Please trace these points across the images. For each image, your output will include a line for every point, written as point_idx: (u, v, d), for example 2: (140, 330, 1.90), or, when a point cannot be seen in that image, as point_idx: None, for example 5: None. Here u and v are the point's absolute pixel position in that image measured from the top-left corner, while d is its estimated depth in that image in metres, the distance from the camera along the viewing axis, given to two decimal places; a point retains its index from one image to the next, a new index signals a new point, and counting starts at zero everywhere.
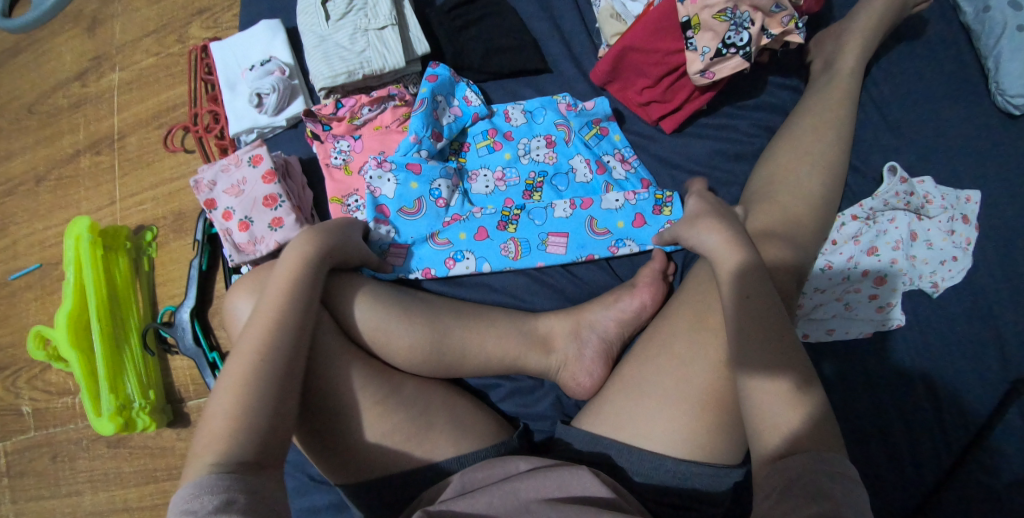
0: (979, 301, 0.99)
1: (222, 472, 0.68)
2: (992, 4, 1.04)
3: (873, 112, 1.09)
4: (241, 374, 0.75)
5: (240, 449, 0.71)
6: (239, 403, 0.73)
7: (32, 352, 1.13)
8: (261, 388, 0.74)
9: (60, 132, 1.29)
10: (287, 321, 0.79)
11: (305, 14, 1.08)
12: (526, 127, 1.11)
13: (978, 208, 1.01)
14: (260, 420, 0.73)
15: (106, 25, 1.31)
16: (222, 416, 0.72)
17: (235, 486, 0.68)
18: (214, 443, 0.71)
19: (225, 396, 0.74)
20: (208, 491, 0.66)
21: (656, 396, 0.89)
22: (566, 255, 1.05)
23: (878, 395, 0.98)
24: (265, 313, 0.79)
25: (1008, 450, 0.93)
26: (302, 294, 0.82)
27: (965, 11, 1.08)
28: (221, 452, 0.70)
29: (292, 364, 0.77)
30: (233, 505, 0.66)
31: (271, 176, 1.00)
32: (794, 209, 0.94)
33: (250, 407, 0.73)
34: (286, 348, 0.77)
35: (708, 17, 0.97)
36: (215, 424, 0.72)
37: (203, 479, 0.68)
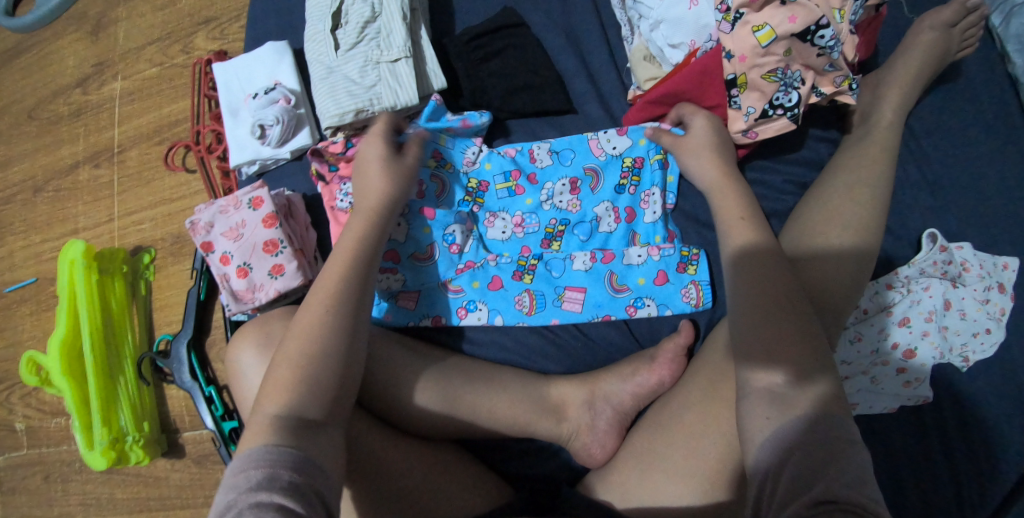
0: (1015, 383, 0.92)
1: (273, 449, 0.67)
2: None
3: (914, 170, 0.99)
4: (313, 324, 0.76)
5: (303, 404, 0.72)
6: (305, 352, 0.74)
7: (24, 377, 1.09)
8: (323, 354, 0.75)
9: (59, 141, 1.23)
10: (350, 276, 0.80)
11: (313, 41, 1.00)
12: (547, 174, 1.02)
13: (1015, 277, 0.94)
14: (322, 376, 0.74)
15: (110, 30, 1.24)
16: (286, 368, 0.74)
17: (281, 462, 0.66)
18: (277, 396, 0.72)
19: (292, 346, 0.75)
20: (252, 469, 0.65)
21: (667, 477, 0.84)
22: (582, 312, 0.99)
23: (904, 484, 0.91)
24: (331, 273, 0.80)
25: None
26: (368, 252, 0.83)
27: (1014, 61, 1.00)
28: (284, 405, 0.71)
29: (357, 325, 0.78)
30: (278, 480, 0.64)
31: (271, 221, 0.94)
32: (827, 284, 0.82)
33: (315, 360, 0.74)
34: (351, 312, 0.78)
35: (757, 76, 0.87)
36: (277, 375, 0.74)
37: (252, 453, 0.66)
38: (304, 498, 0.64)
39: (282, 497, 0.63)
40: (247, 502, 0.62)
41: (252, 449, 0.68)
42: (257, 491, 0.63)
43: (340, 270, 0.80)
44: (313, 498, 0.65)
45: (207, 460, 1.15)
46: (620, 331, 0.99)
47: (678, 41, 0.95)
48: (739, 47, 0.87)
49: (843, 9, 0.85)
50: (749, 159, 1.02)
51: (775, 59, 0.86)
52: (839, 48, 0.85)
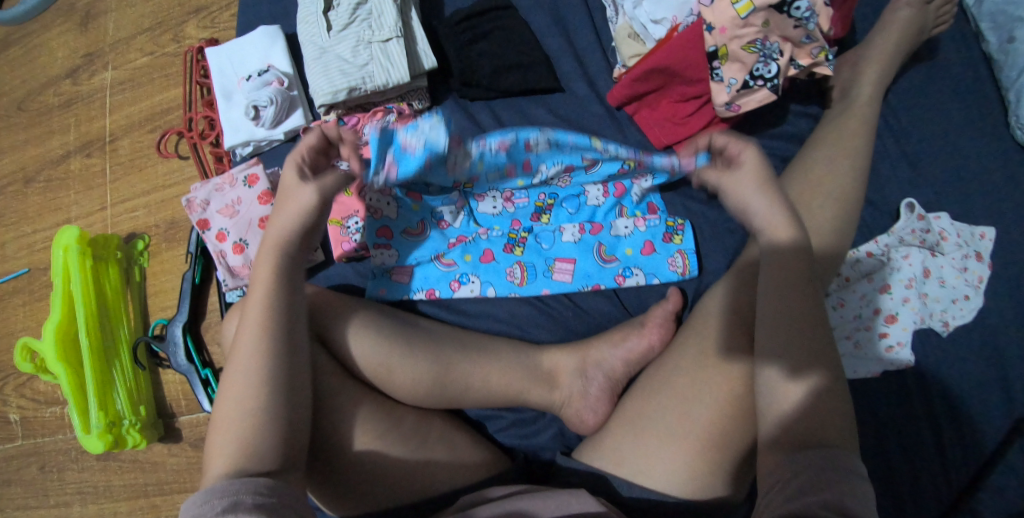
0: (993, 347, 0.93)
1: (234, 478, 0.69)
2: (1016, 35, 0.97)
3: (890, 142, 1.02)
4: (243, 379, 0.75)
5: (253, 457, 0.72)
6: (244, 408, 0.74)
7: (19, 364, 1.09)
8: (260, 415, 0.74)
9: (50, 132, 1.24)
10: (269, 333, 0.77)
11: (306, 23, 1.02)
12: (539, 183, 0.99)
13: (992, 246, 0.96)
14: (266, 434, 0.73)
15: (100, 21, 1.25)
16: (226, 430, 0.73)
17: (244, 489, 0.68)
18: (225, 452, 0.72)
19: (226, 406, 0.75)
20: (215, 499, 0.67)
21: (658, 437, 0.86)
22: (572, 283, 1.01)
23: (887, 439, 0.94)
24: (249, 325, 0.78)
25: (1008, 493, 0.90)
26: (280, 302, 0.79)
27: (988, 40, 1.00)
28: (235, 462, 0.72)
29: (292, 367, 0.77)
30: (241, 507, 0.67)
31: (267, 197, 0.96)
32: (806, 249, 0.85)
33: (254, 414, 0.74)
34: (282, 357, 0.76)
35: (737, 47, 0.88)
36: (218, 439, 0.74)
37: (213, 486, 0.68)
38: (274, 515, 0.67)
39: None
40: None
41: (214, 481, 0.70)
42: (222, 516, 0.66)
43: (258, 320, 0.77)
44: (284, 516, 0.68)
45: (203, 444, 1.15)
46: (613, 301, 1.01)
47: (660, 17, 0.97)
48: (718, 19, 0.88)
49: None
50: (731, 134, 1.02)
51: (753, 30, 0.87)
52: (815, 18, 0.86)
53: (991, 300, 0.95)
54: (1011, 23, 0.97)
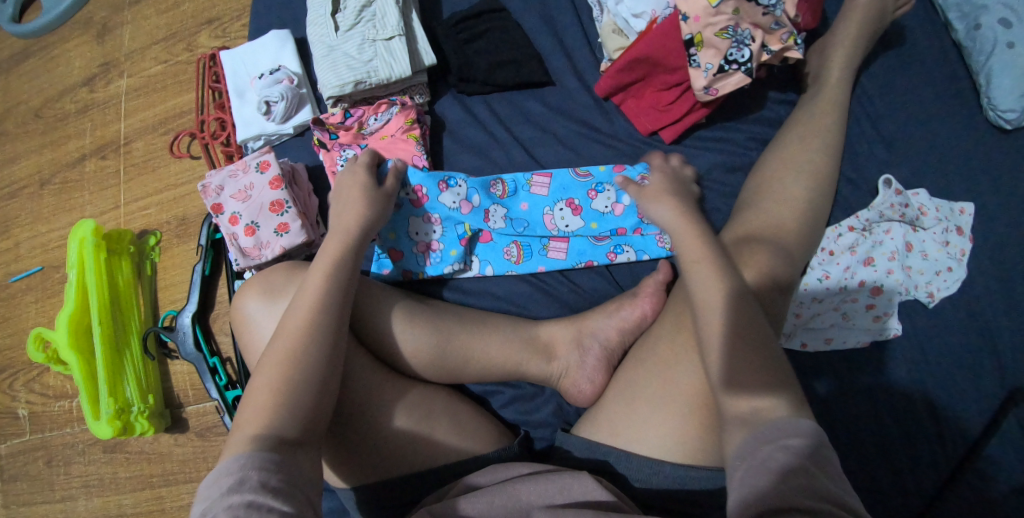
0: (974, 314, 0.99)
1: (241, 456, 0.70)
2: (982, 22, 1.04)
3: (866, 124, 1.08)
4: (281, 362, 0.78)
5: (283, 425, 0.74)
6: (279, 384, 0.76)
7: (31, 353, 1.13)
8: (297, 382, 0.77)
9: (66, 136, 1.30)
10: (325, 306, 0.81)
11: (315, 25, 1.10)
12: (532, 208, 1.06)
13: (972, 221, 1.01)
14: (300, 399, 0.76)
15: (116, 33, 1.33)
16: (264, 392, 0.76)
17: (248, 465, 0.70)
18: (255, 412, 0.75)
19: (263, 380, 0.77)
20: (223, 477, 0.68)
21: (649, 402, 0.88)
22: (567, 259, 1.05)
23: (873, 403, 0.98)
24: (298, 317, 0.80)
25: (1004, 458, 0.93)
26: (342, 280, 0.84)
27: (956, 28, 1.07)
28: (264, 425, 0.74)
29: (330, 366, 0.79)
30: (247, 482, 0.68)
31: (277, 183, 1.02)
32: (784, 218, 0.91)
33: (287, 391, 0.76)
34: (323, 355, 0.79)
35: (711, 34, 0.96)
36: (254, 402, 0.76)
37: (221, 463, 0.70)
38: (280, 493, 0.68)
39: (251, 495, 0.67)
40: (221, 508, 0.66)
41: (224, 460, 0.71)
42: (230, 495, 0.67)
43: (307, 316, 0.80)
44: (293, 495, 0.69)
45: (210, 433, 1.18)
46: (603, 275, 1.06)
47: (640, 11, 1.04)
48: (692, 9, 0.97)
49: None
50: (714, 119, 1.09)
51: (725, 18, 0.95)
52: (780, 6, 0.94)
53: (971, 269, 1.00)
54: (976, 11, 1.05)
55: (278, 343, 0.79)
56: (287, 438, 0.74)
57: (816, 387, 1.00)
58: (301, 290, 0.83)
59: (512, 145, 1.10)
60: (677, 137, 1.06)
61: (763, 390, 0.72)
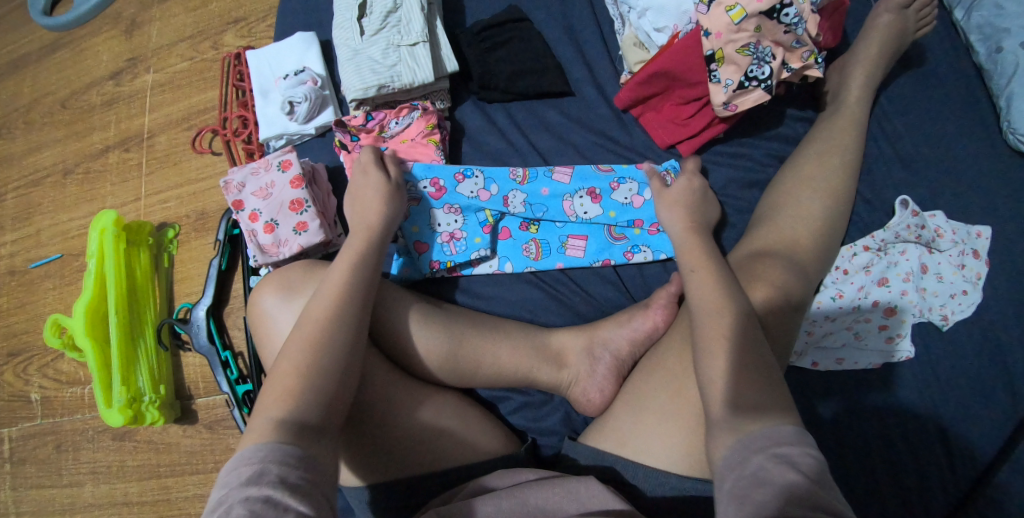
0: (986, 338, 0.98)
1: (262, 446, 0.72)
2: (1004, 45, 1.04)
3: (884, 145, 1.08)
4: (305, 346, 0.79)
5: (306, 408, 0.76)
6: (306, 367, 0.78)
7: (47, 339, 1.15)
8: (319, 370, 0.79)
9: (91, 128, 1.32)
10: (346, 297, 0.83)
11: (341, 28, 1.12)
12: (552, 194, 1.06)
13: (988, 244, 1.01)
14: (321, 387, 0.78)
15: (144, 28, 1.36)
16: (286, 379, 0.78)
17: (269, 458, 0.70)
18: (280, 398, 0.77)
19: (286, 365, 0.79)
20: (242, 466, 0.70)
21: (658, 413, 0.88)
22: (585, 257, 1.07)
23: (881, 425, 0.98)
24: (319, 309, 0.82)
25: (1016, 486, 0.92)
26: (363, 274, 0.86)
27: (977, 51, 1.08)
28: (288, 409, 0.76)
29: (351, 353, 0.81)
30: (264, 475, 0.68)
31: (298, 182, 1.03)
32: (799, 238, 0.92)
33: (310, 377, 0.78)
34: (343, 344, 0.81)
35: (732, 51, 0.97)
36: (274, 391, 0.77)
37: (244, 450, 0.71)
38: (298, 491, 0.69)
39: (269, 489, 0.67)
40: (239, 498, 0.66)
41: (245, 448, 0.73)
42: (247, 485, 0.68)
43: (330, 305, 0.82)
44: (310, 493, 0.69)
45: (219, 426, 1.19)
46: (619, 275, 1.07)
47: (662, 26, 1.05)
48: (714, 25, 0.97)
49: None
50: (731, 135, 1.10)
51: (747, 35, 0.96)
52: (803, 24, 0.95)
53: (985, 293, 1.00)
54: (998, 34, 1.05)
55: (298, 332, 0.81)
56: (310, 424, 0.76)
57: (823, 407, 1.00)
58: (324, 283, 0.85)
59: (530, 153, 1.11)
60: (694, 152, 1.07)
61: (772, 407, 0.72)
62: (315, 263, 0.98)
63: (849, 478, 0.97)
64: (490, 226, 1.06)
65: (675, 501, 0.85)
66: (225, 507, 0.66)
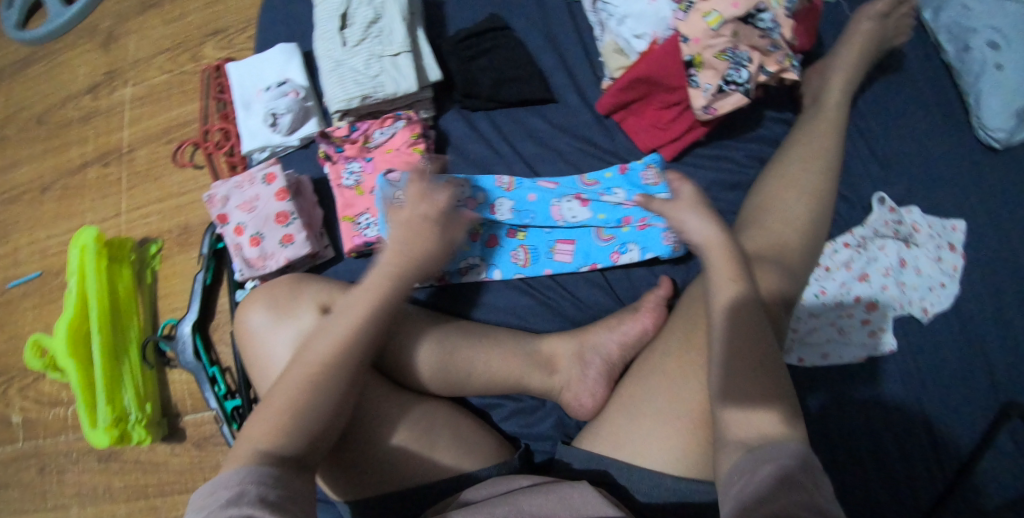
0: (967, 330, 1.00)
1: (240, 468, 0.71)
2: (971, 45, 1.07)
3: (862, 144, 1.11)
4: (299, 386, 0.77)
5: (287, 445, 0.75)
6: (297, 407, 0.76)
7: (30, 360, 1.12)
8: (309, 411, 0.77)
9: (68, 142, 1.30)
10: (352, 345, 0.79)
11: (322, 40, 1.11)
12: (541, 200, 1.06)
13: (963, 237, 1.03)
14: (310, 429, 0.77)
15: (121, 41, 1.34)
16: (275, 412, 0.76)
17: (249, 479, 0.71)
18: (265, 430, 0.76)
19: (277, 400, 0.77)
20: (222, 489, 0.70)
21: (651, 416, 0.89)
22: (572, 262, 1.07)
23: (865, 419, 1.00)
24: (322, 350, 0.79)
25: (999, 474, 0.94)
26: (378, 319, 0.81)
27: (947, 51, 1.10)
28: (273, 443, 0.75)
29: (343, 398, 0.78)
30: (245, 497, 0.69)
31: (283, 194, 1.03)
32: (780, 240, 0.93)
33: (300, 416, 0.76)
34: (340, 390, 0.78)
35: (711, 55, 0.98)
36: (261, 421, 0.76)
37: (222, 475, 0.71)
38: (279, 509, 0.69)
39: (250, 508, 0.68)
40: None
41: (226, 473, 0.72)
42: (228, 507, 0.68)
43: (335, 351, 0.79)
44: (291, 511, 0.70)
45: (207, 443, 1.18)
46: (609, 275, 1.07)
47: (641, 32, 1.07)
48: (693, 31, 1.00)
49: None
50: (713, 138, 1.11)
51: (724, 40, 0.97)
52: (778, 29, 0.97)
53: (963, 286, 1.02)
54: (966, 34, 1.08)
55: (298, 367, 0.78)
56: (290, 459, 0.75)
57: (811, 404, 1.01)
58: (332, 321, 0.81)
59: (514, 160, 1.12)
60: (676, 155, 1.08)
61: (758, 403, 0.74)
62: (303, 278, 0.98)
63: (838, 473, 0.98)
64: (477, 234, 1.07)
65: (666, 502, 0.86)
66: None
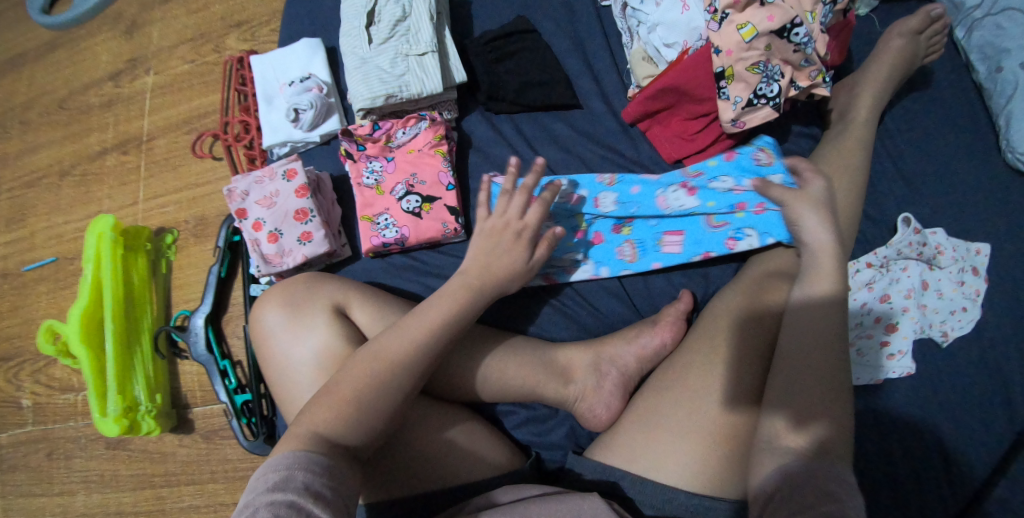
0: (988, 356, 0.99)
1: (290, 453, 0.74)
2: (1004, 65, 1.05)
3: (888, 164, 1.09)
4: (364, 378, 0.80)
5: (344, 432, 0.78)
6: (358, 398, 0.79)
7: (42, 346, 1.12)
8: (370, 403, 0.79)
9: (89, 129, 1.30)
10: (422, 343, 0.83)
11: (348, 36, 1.11)
12: (643, 191, 1.05)
13: (987, 261, 1.02)
14: (366, 421, 0.79)
15: (145, 29, 1.34)
16: (337, 397, 0.79)
17: (295, 465, 0.72)
18: (327, 415, 0.78)
19: (344, 387, 0.80)
20: (271, 471, 0.72)
21: (667, 431, 0.88)
22: (682, 253, 1.02)
23: (881, 443, 0.98)
24: (395, 345, 0.82)
25: (1012, 500, 0.93)
26: (452, 322, 0.85)
27: (977, 70, 1.09)
28: (329, 428, 0.77)
29: (403, 396, 0.81)
30: (291, 482, 0.70)
31: (304, 191, 1.02)
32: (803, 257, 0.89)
33: (361, 407, 0.79)
34: (402, 386, 0.81)
35: (742, 69, 0.96)
36: (320, 405, 0.79)
37: (271, 459, 0.73)
38: (322, 499, 0.70)
39: (295, 494, 0.69)
40: (264, 501, 0.68)
41: (277, 455, 0.74)
42: (272, 491, 0.69)
43: (404, 346, 0.82)
44: (333, 502, 0.71)
45: (216, 436, 1.17)
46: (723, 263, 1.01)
47: (672, 41, 1.05)
48: (725, 43, 0.96)
49: (815, 11, 0.94)
50: None
51: (757, 53, 0.95)
52: (812, 44, 0.94)
53: (984, 310, 1.00)
54: (998, 54, 1.06)
55: (370, 356, 0.82)
56: (344, 447, 0.77)
57: None
58: (411, 318, 0.85)
59: (537, 165, 1.10)
60: None
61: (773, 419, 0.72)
62: (319, 277, 0.97)
63: None
64: (582, 230, 1.06)
65: None
66: (250, 511, 0.68)
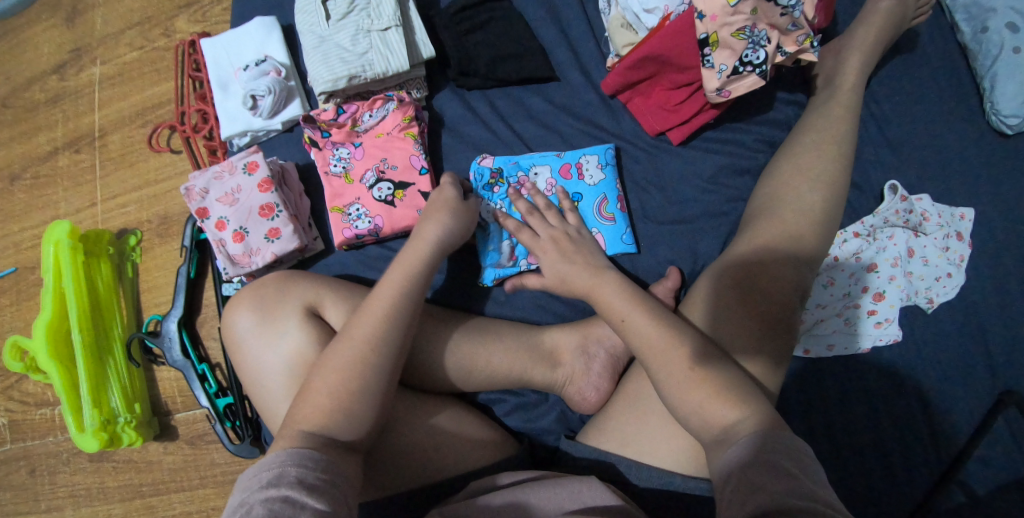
0: (979, 321, 0.95)
1: (284, 451, 0.70)
2: (990, 25, 0.99)
3: (874, 128, 1.03)
4: (347, 367, 0.76)
5: (340, 428, 0.74)
6: (340, 388, 0.75)
7: (9, 364, 1.07)
8: (355, 390, 0.75)
9: (37, 128, 1.22)
10: (394, 320, 0.80)
11: (304, 13, 1.02)
12: (599, 186, 1.01)
13: (972, 226, 0.98)
14: (358, 409, 0.75)
15: (87, 16, 1.25)
16: (323, 395, 0.75)
17: (289, 462, 0.68)
18: (312, 412, 0.74)
19: (324, 381, 0.76)
20: (264, 469, 0.68)
21: (659, 413, 0.85)
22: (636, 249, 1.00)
23: (875, 410, 0.95)
24: (363, 328, 0.79)
25: (994, 462, 0.91)
26: (416, 295, 0.83)
27: (963, 31, 1.02)
28: (319, 423, 0.73)
29: (389, 384, 0.78)
30: (284, 477, 0.66)
31: (266, 185, 0.96)
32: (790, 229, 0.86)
33: (347, 397, 0.75)
34: (386, 368, 0.78)
35: (728, 34, 0.90)
36: (306, 401, 0.75)
37: (264, 458, 0.69)
38: (317, 491, 0.66)
39: (288, 489, 0.65)
40: (257, 499, 0.64)
41: (268, 455, 0.70)
42: (267, 487, 0.65)
43: (373, 328, 0.79)
44: (330, 494, 0.67)
45: (201, 441, 1.14)
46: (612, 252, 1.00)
47: (652, 6, 0.98)
48: (710, 7, 0.90)
49: None
50: (721, 119, 1.04)
51: (743, 17, 0.89)
52: (800, 6, 0.89)
53: (973, 276, 0.97)
54: (984, 13, 1.00)
55: (342, 344, 0.78)
56: (340, 441, 0.73)
57: (823, 395, 0.96)
58: (374, 296, 0.82)
59: (515, 143, 1.05)
60: (685, 138, 1.02)
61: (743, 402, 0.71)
62: (292, 275, 0.92)
63: (846, 466, 0.93)
64: None
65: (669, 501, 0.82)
66: (243, 510, 0.64)
